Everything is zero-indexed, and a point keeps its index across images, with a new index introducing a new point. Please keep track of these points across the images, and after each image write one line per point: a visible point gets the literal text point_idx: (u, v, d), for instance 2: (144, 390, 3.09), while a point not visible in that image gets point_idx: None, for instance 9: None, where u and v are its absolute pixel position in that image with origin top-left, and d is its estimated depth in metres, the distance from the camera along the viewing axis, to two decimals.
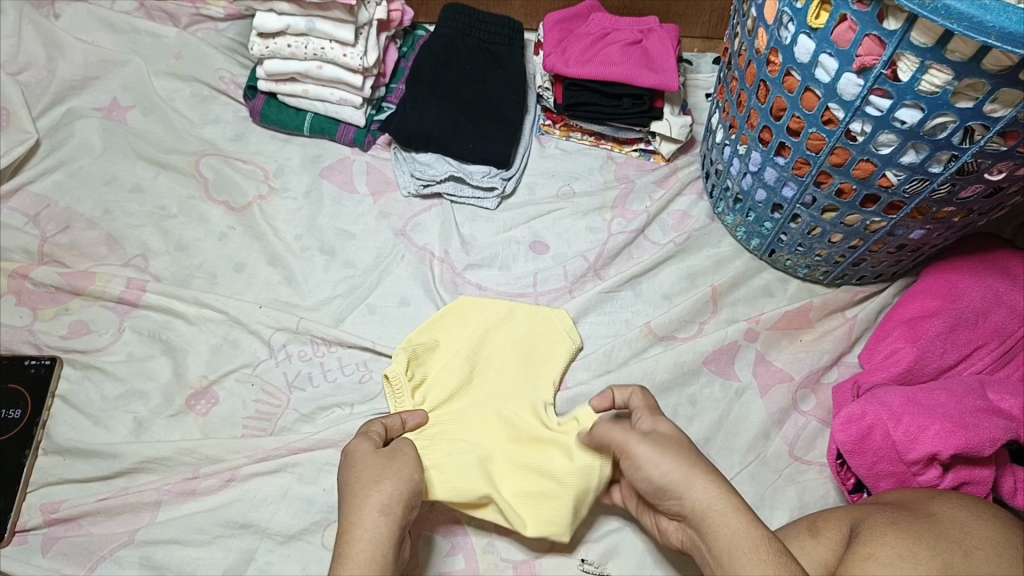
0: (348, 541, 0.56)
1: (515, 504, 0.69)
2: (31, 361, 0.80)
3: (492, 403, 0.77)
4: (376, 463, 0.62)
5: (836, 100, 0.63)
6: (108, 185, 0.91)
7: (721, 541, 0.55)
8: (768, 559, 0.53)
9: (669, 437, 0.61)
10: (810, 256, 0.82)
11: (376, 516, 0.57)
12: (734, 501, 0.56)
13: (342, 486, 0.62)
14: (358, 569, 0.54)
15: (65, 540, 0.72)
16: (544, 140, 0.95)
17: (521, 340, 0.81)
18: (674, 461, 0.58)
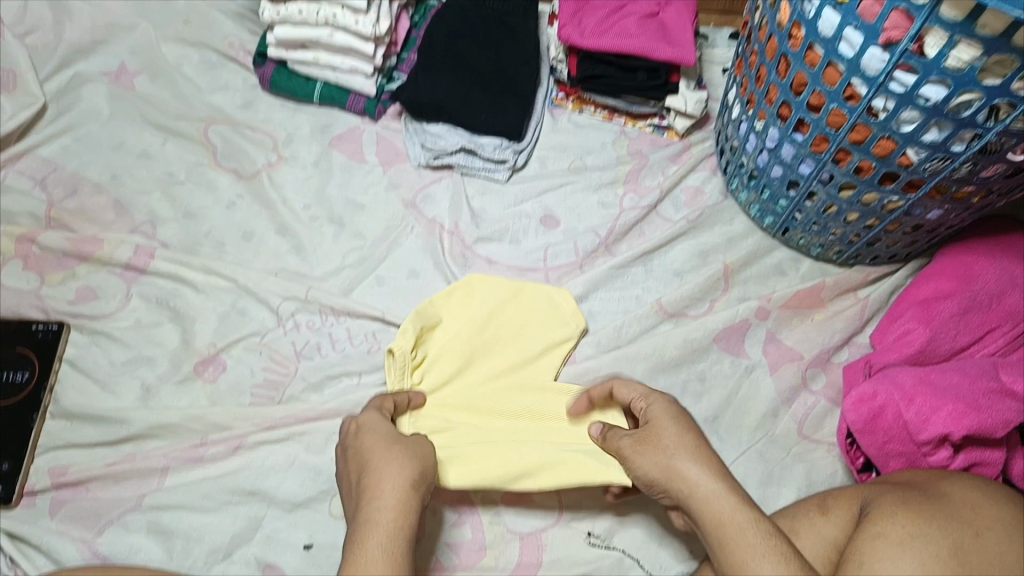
0: (373, 508, 0.57)
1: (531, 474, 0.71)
2: (39, 326, 0.79)
3: (495, 384, 0.77)
4: (397, 435, 0.63)
5: (859, 76, 0.62)
6: (116, 151, 0.90)
7: (711, 528, 0.57)
8: (757, 542, 0.55)
9: (658, 428, 0.63)
10: (824, 235, 0.81)
11: (403, 488, 0.58)
12: (720, 487, 0.58)
13: (358, 452, 0.62)
14: (384, 537, 0.55)
15: (72, 504, 0.72)
16: (557, 113, 0.94)
17: (524, 319, 0.80)
18: (659, 457, 0.61)
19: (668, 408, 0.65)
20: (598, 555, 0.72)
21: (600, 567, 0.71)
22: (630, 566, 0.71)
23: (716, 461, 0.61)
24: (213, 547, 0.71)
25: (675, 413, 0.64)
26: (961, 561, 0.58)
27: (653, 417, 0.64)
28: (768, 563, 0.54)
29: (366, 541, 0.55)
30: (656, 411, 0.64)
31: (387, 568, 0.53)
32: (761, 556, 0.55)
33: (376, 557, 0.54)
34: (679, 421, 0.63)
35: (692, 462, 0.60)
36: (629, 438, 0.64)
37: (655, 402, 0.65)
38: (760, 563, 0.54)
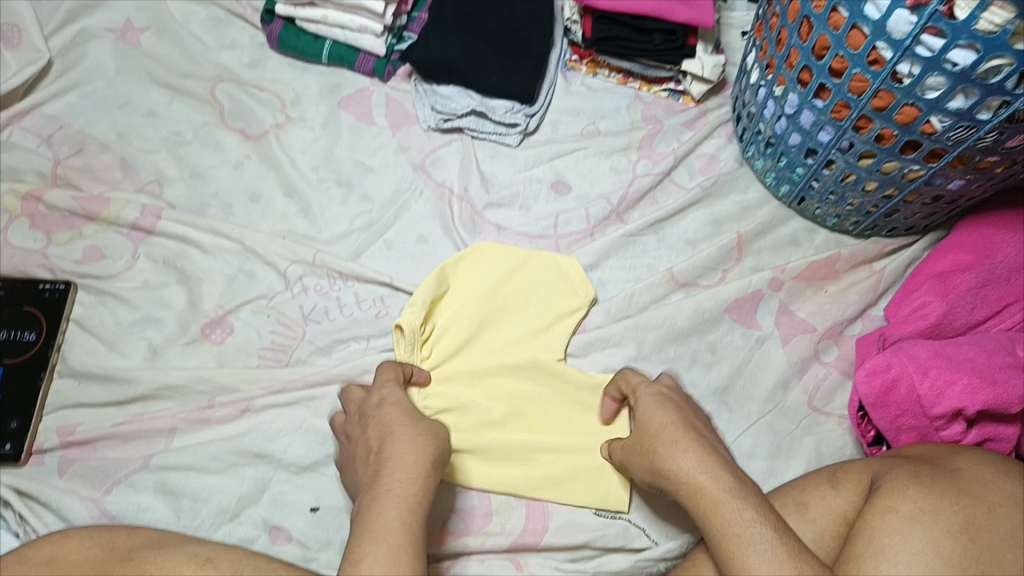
0: (393, 481, 0.58)
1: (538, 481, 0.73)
2: (46, 285, 0.79)
3: (502, 359, 0.77)
4: (416, 412, 0.64)
5: (884, 39, 0.60)
6: (122, 109, 0.89)
7: (703, 521, 0.58)
8: (740, 530, 0.56)
9: (643, 427, 0.65)
10: (841, 205, 0.79)
11: (423, 465, 0.60)
12: (707, 480, 0.59)
13: (378, 426, 0.63)
14: (403, 508, 0.57)
15: (80, 462, 0.72)
16: (570, 76, 0.92)
17: (535, 295, 0.79)
18: (643, 459, 0.63)
19: (653, 400, 0.66)
20: (604, 523, 0.72)
21: (605, 535, 0.71)
22: (635, 535, 0.72)
23: (705, 447, 0.61)
24: (221, 508, 0.71)
25: (658, 403, 0.66)
26: (972, 537, 0.58)
27: (637, 415, 0.66)
28: (759, 549, 0.55)
29: (385, 510, 0.57)
30: (642, 408, 0.66)
31: (404, 538, 0.55)
32: (748, 544, 0.55)
33: (394, 527, 0.56)
34: (663, 413, 0.64)
35: (676, 454, 0.61)
36: (622, 447, 0.67)
37: (641, 397, 0.67)
38: (751, 551, 0.55)
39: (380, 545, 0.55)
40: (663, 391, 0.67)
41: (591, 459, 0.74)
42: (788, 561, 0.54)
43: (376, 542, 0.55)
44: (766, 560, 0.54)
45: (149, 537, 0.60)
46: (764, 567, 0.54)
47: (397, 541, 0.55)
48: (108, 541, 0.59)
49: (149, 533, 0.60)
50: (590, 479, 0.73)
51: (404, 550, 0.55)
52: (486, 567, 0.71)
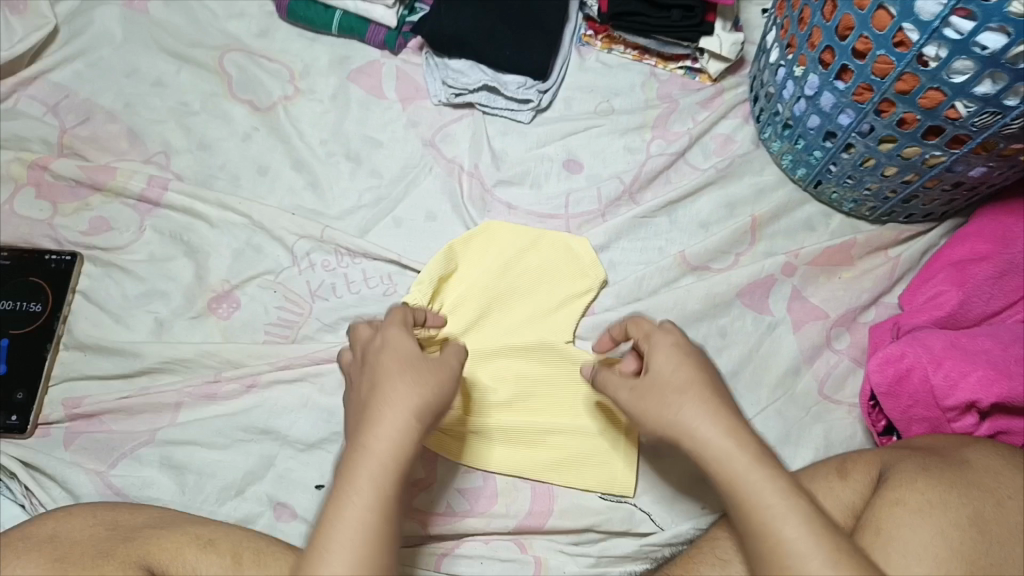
0: (372, 436, 0.54)
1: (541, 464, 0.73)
2: (52, 256, 0.78)
3: (511, 340, 0.76)
4: (416, 358, 0.58)
5: (911, 20, 0.59)
6: (129, 78, 0.88)
7: (724, 489, 0.54)
8: (774, 503, 0.52)
9: (665, 383, 0.57)
10: (858, 190, 0.78)
11: (409, 420, 0.55)
12: (733, 449, 0.54)
13: (371, 372, 0.58)
14: (380, 469, 0.53)
15: (86, 435, 0.72)
16: (585, 51, 0.90)
17: (545, 276, 0.79)
18: (661, 415, 0.57)
19: (675, 355, 0.58)
20: (609, 506, 0.72)
21: (611, 518, 0.71)
22: (641, 518, 0.71)
23: (730, 411, 0.55)
24: (226, 483, 0.71)
25: (680, 359, 0.58)
26: (981, 530, 0.57)
27: (654, 366, 0.59)
28: (793, 520, 0.51)
29: (358, 472, 0.53)
30: (660, 363, 0.58)
31: (377, 503, 0.52)
32: (781, 517, 0.51)
33: (366, 488, 0.52)
34: (685, 372, 0.57)
35: (699, 420, 0.55)
36: (630, 391, 0.60)
37: (659, 348, 0.59)
38: (784, 524, 0.51)
39: (351, 509, 0.51)
40: (682, 343, 0.59)
41: (599, 444, 0.73)
42: (820, 538, 0.50)
43: (348, 505, 0.52)
44: (799, 536, 0.50)
45: (152, 517, 0.60)
46: (796, 543, 0.50)
47: (372, 505, 0.52)
48: (111, 519, 0.59)
49: (151, 512, 0.60)
50: (597, 463, 0.73)
51: (376, 516, 0.52)
52: (490, 548, 0.71)
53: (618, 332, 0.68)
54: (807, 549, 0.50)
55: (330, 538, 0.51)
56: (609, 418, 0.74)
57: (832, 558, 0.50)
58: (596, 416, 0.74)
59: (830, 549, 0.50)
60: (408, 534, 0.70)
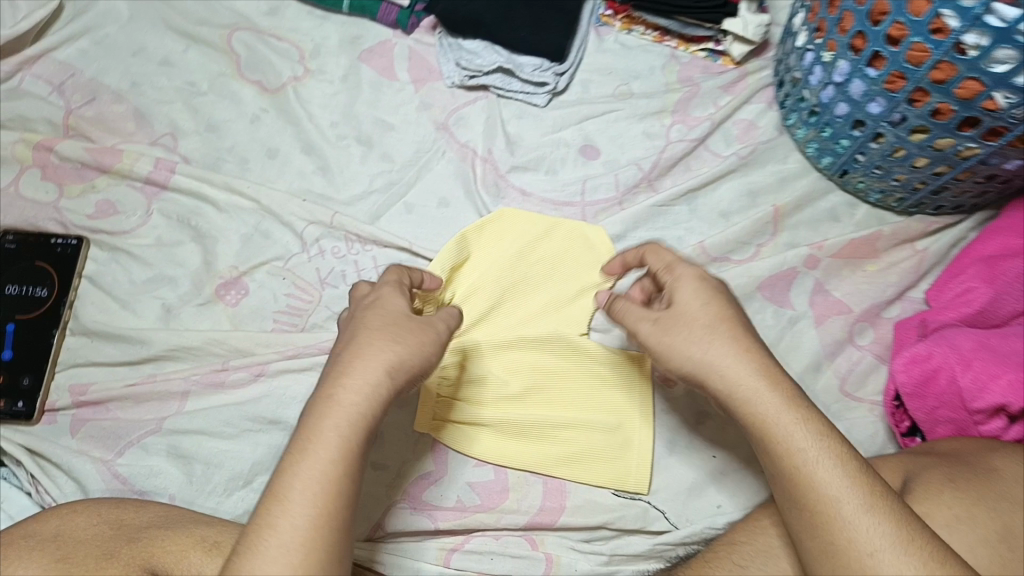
0: (342, 389, 0.54)
1: (553, 458, 0.71)
2: (58, 240, 0.77)
3: (525, 331, 0.75)
4: (401, 316, 0.59)
5: (950, 6, 0.56)
6: (136, 57, 0.86)
7: (755, 429, 0.57)
8: (809, 443, 0.55)
9: (692, 319, 0.59)
10: (886, 181, 0.75)
11: (379, 375, 0.55)
12: (760, 389, 0.57)
13: (355, 327, 0.58)
14: (342, 423, 0.53)
15: (92, 423, 0.71)
16: (603, 32, 0.87)
17: (558, 266, 0.77)
18: (689, 350, 0.58)
19: (699, 291, 0.61)
20: (622, 503, 0.70)
21: (625, 516, 0.70)
22: (655, 517, 0.70)
23: (755, 351, 0.58)
24: (233, 474, 0.70)
25: (704, 297, 0.60)
26: (1010, 543, 0.58)
27: (679, 301, 0.61)
28: (828, 465, 0.54)
29: (322, 424, 0.53)
30: (686, 297, 0.60)
31: (336, 456, 0.52)
32: (816, 460, 0.54)
33: (329, 438, 0.52)
34: (711, 308, 0.60)
35: (723, 359, 0.57)
36: (653, 324, 0.61)
37: (683, 284, 0.61)
38: (818, 467, 0.54)
39: (307, 459, 0.52)
40: (705, 277, 0.62)
41: (614, 439, 0.72)
42: (853, 482, 0.53)
43: (305, 457, 0.52)
44: (833, 478, 0.53)
45: (157, 516, 0.59)
46: (832, 487, 0.53)
47: (327, 458, 0.52)
48: (116, 518, 0.58)
49: (157, 511, 0.60)
50: (612, 459, 0.71)
51: (331, 469, 0.51)
52: (501, 544, 0.70)
53: (630, 255, 0.67)
54: (841, 491, 0.53)
55: (281, 486, 0.51)
56: (623, 412, 0.73)
57: (866, 502, 0.52)
58: (610, 411, 0.73)
59: (862, 496, 0.53)
60: (417, 530, 0.69)
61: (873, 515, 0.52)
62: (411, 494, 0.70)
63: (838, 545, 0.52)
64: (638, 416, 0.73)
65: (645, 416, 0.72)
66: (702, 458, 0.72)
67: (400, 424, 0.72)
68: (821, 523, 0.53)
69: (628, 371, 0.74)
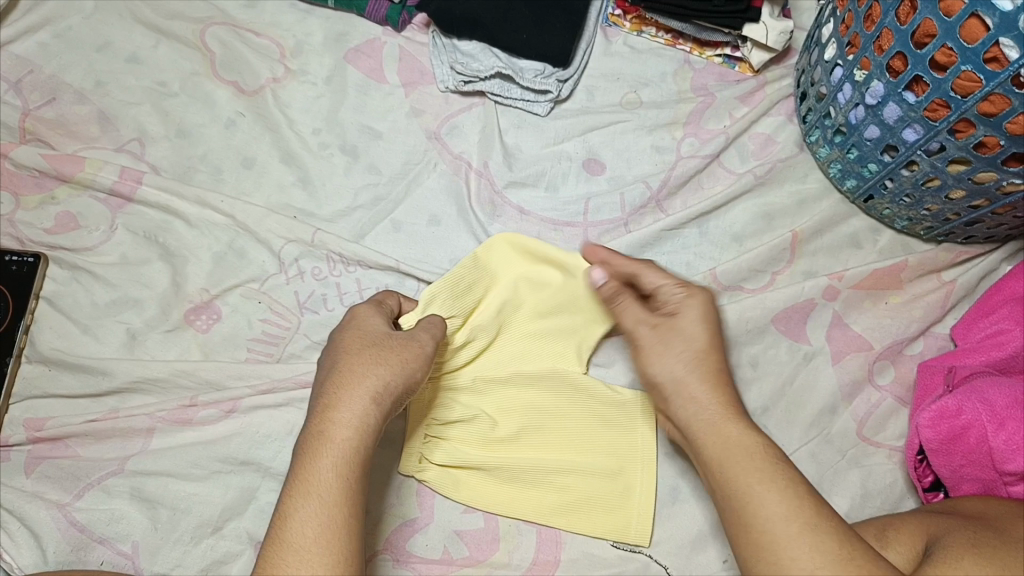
0: (331, 422, 0.52)
1: (549, 507, 0.66)
2: (13, 257, 0.71)
3: (522, 368, 0.69)
4: (381, 337, 0.57)
5: (1012, 35, 0.50)
6: (101, 52, 0.79)
7: (711, 445, 0.52)
8: (763, 466, 0.50)
9: (692, 338, 0.56)
10: (915, 210, 0.68)
11: (368, 402, 0.53)
12: (720, 409, 0.53)
13: (333, 353, 0.57)
14: (339, 457, 0.51)
15: (49, 461, 0.67)
16: (611, 33, 0.80)
17: (560, 293, 0.69)
18: (675, 363, 0.55)
19: (704, 312, 0.57)
20: (621, 557, 0.66)
21: (624, 571, 0.65)
22: (656, 572, 0.65)
23: (728, 382, 0.55)
24: (201, 520, 0.65)
25: (711, 321, 0.57)
26: None
27: (681, 316, 0.57)
28: (773, 491, 0.48)
29: (319, 461, 0.51)
30: (688, 315, 0.57)
31: (341, 494, 0.50)
32: (766, 480, 0.49)
33: (328, 473, 0.50)
34: (708, 331, 0.57)
35: (700, 375, 0.55)
36: (651, 329, 0.57)
37: (694, 303, 0.58)
38: (766, 488, 0.49)
39: (313, 501, 0.49)
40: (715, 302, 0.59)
41: (615, 485, 0.67)
42: (802, 506, 0.48)
43: (311, 496, 0.49)
44: (779, 498, 0.48)
45: None
46: (775, 509, 0.48)
47: (330, 499, 0.49)
48: None
49: None
50: (612, 507, 0.66)
51: (338, 508, 0.49)
52: None
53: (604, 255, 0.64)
54: (785, 512, 0.47)
55: (290, 536, 0.48)
56: (625, 455, 0.68)
57: (810, 522, 0.47)
58: (612, 454, 0.68)
59: (806, 517, 0.47)
60: None
61: (821, 538, 0.46)
62: (394, 543, 0.65)
63: (780, 570, 0.46)
64: (641, 461, 0.67)
65: (650, 463, 0.67)
66: (707, 509, 0.66)
67: (386, 466, 0.67)
68: (764, 547, 0.47)
69: (635, 413, 0.68)
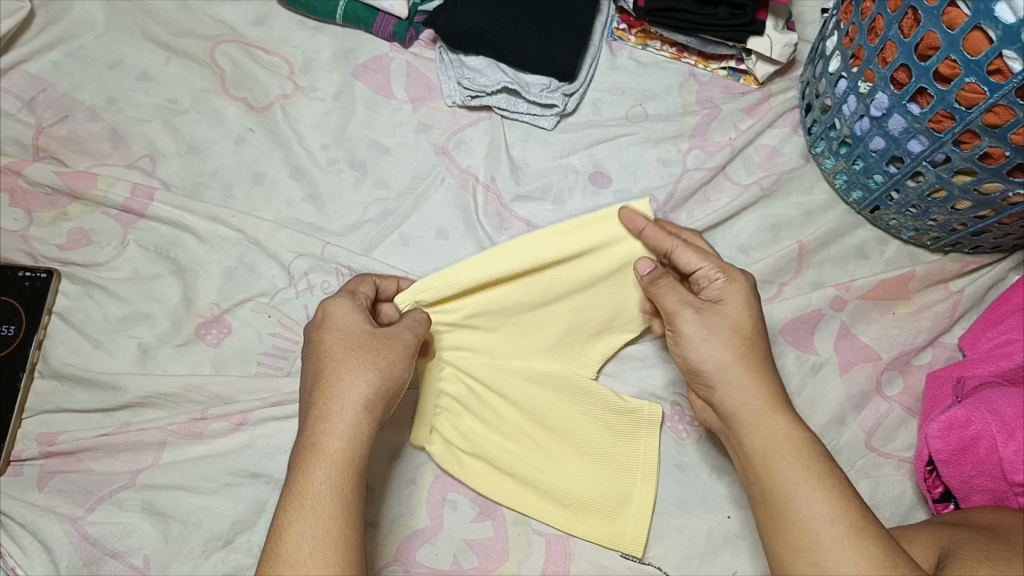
0: (323, 434, 0.53)
1: (548, 504, 0.67)
2: (26, 273, 0.72)
3: (532, 362, 0.69)
4: (365, 339, 0.56)
5: (1015, 47, 0.50)
6: (112, 70, 0.80)
7: (758, 430, 0.54)
8: (809, 463, 0.51)
9: (733, 319, 0.56)
10: (921, 220, 0.69)
11: (357, 411, 0.53)
12: (770, 402, 0.54)
13: (317, 357, 0.56)
14: (332, 470, 0.51)
15: (61, 475, 0.67)
16: (616, 47, 0.81)
17: (566, 271, 0.65)
18: (720, 349, 0.55)
19: (749, 299, 0.57)
20: (631, 569, 0.66)
21: None
22: None
23: (771, 374, 0.56)
24: (212, 534, 0.65)
25: (752, 309, 0.57)
26: None
27: (724, 303, 0.57)
28: (818, 490, 0.50)
29: (313, 474, 0.51)
30: (733, 301, 0.57)
31: (335, 507, 0.50)
32: (812, 478, 0.50)
33: (321, 489, 0.51)
34: (753, 320, 0.57)
35: (754, 360, 0.56)
36: (695, 312, 0.57)
37: (738, 288, 0.57)
38: (811, 486, 0.50)
39: (307, 515, 0.50)
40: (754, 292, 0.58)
41: (614, 493, 0.67)
42: (846, 509, 0.49)
43: (303, 509, 0.50)
44: (825, 498, 0.49)
45: None
46: (819, 508, 0.49)
47: (325, 511, 0.50)
48: None
49: None
50: (609, 515, 0.66)
51: (333, 520, 0.50)
52: None
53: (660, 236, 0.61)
54: (830, 512, 0.49)
55: (285, 551, 0.49)
56: (624, 464, 0.68)
57: (854, 525, 0.48)
58: (612, 459, 0.68)
59: (850, 519, 0.48)
60: None
61: (862, 542, 0.48)
62: (403, 555, 0.66)
63: (820, 570, 0.48)
64: (641, 470, 0.67)
65: (649, 471, 0.67)
66: (717, 521, 0.66)
67: (384, 474, 0.68)
68: (806, 546, 0.49)
69: (636, 422, 0.68)
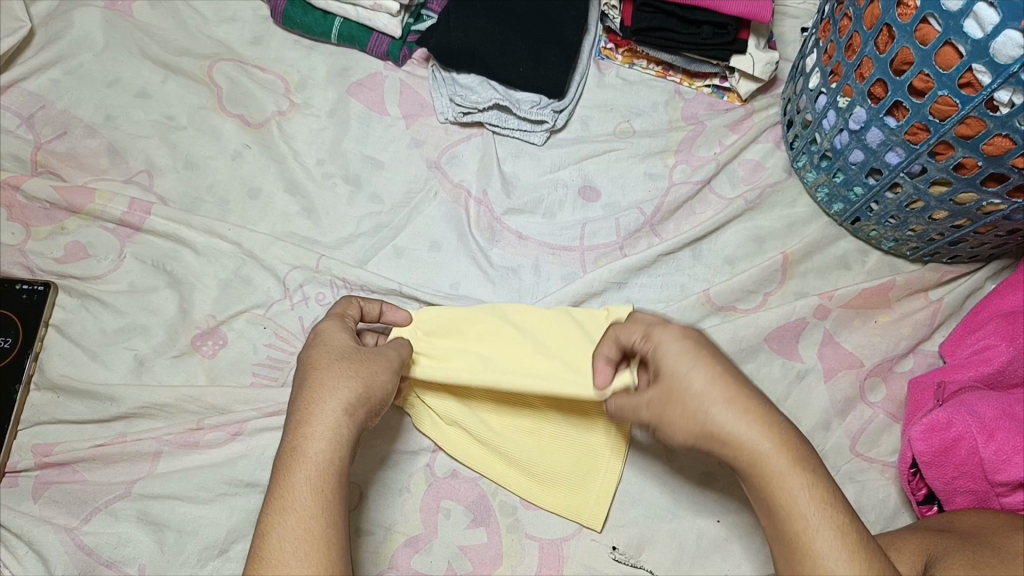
0: (304, 437, 0.53)
1: (518, 477, 0.69)
2: (23, 286, 0.73)
3: None
4: (350, 352, 0.58)
5: (984, 61, 0.52)
6: (110, 88, 0.81)
7: (758, 488, 0.48)
8: (809, 514, 0.46)
9: (676, 386, 0.50)
10: (900, 230, 0.71)
11: (339, 413, 0.54)
12: (760, 456, 0.47)
13: (303, 368, 0.58)
14: (314, 473, 0.52)
15: (56, 486, 0.68)
16: (604, 66, 0.83)
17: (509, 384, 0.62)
18: (682, 432, 0.49)
19: (681, 356, 0.50)
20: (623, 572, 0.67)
21: None
22: None
23: (761, 417, 0.48)
24: (207, 542, 0.65)
25: (690, 364, 0.50)
26: None
27: (665, 373, 0.51)
28: (823, 545, 0.46)
29: (294, 477, 0.52)
30: (670, 368, 0.50)
31: (317, 507, 0.51)
32: (814, 533, 0.46)
33: (305, 492, 0.51)
34: (703, 378, 0.49)
35: (727, 411, 0.48)
36: (648, 408, 0.52)
37: (666, 345, 0.51)
38: (813, 541, 0.46)
39: (289, 517, 0.50)
40: (693, 338, 0.51)
41: (579, 467, 0.68)
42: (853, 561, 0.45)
43: (288, 512, 0.50)
44: (831, 554, 0.45)
45: None
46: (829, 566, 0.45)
47: (308, 511, 0.50)
48: None
49: None
50: (571, 488, 0.68)
51: (315, 521, 0.50)
52: None
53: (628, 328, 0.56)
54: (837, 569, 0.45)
55: (271, 552, 0.49)
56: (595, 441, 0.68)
57: None
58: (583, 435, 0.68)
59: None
60: None
61: None
62: (394, 563, 0.66)
63: None
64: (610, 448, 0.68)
65: (617, 451, 0.68)
66: (708, 525, 0.67)
67: (369, 477, 0.69)
68: None
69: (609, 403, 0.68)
